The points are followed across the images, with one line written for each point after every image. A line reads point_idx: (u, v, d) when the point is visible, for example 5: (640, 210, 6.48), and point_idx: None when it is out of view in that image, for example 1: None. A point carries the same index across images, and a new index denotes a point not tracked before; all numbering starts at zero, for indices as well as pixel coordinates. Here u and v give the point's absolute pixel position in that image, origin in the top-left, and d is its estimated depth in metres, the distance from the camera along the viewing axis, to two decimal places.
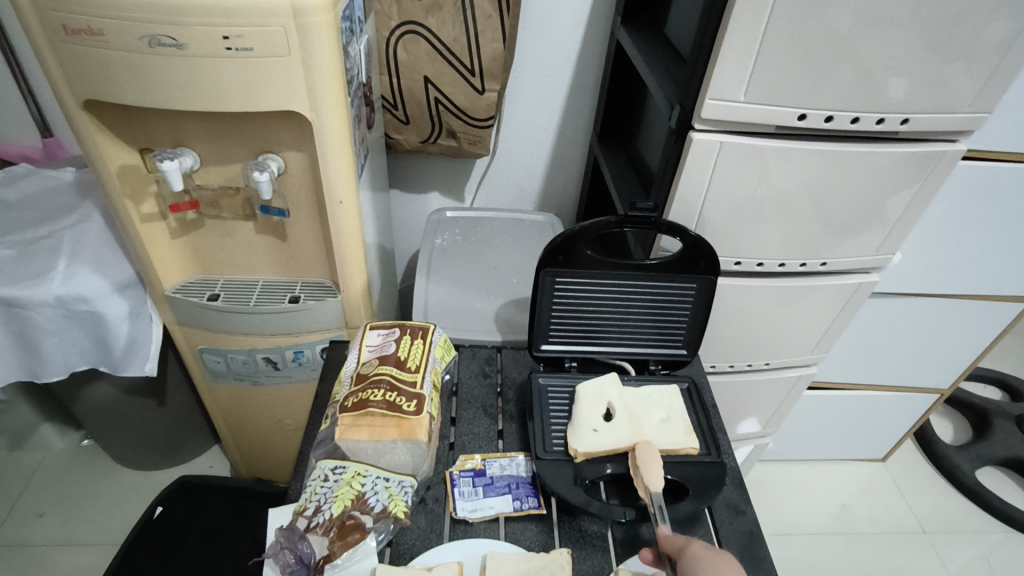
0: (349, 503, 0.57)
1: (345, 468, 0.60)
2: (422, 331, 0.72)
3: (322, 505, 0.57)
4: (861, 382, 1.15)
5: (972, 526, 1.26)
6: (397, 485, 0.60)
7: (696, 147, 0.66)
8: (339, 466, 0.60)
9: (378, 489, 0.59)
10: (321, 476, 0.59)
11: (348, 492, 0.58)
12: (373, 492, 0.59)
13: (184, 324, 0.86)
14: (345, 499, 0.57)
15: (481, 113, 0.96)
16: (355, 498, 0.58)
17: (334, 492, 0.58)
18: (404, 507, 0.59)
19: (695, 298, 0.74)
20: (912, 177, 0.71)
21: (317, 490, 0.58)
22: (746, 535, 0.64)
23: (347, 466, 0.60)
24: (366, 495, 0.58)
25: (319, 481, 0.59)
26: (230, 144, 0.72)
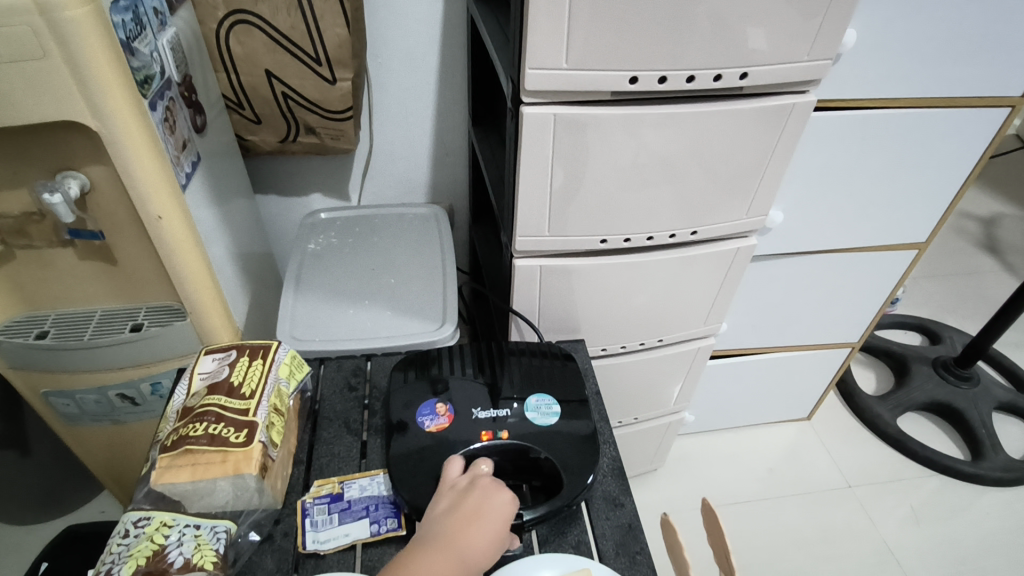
0: (143, 563, 0.51)
1: (150, 520, 0.54)
2: (263, 350, 0.66)
3: (112, 567, 0.50)
4: (769, 345, 1.13)
5: (895, 474, 1.27)
6: (209, 532, 0.54)
7: (530, 123, 0.61)
8: (143, 518, 0.54)
9: (183, 540, 0.53)
10: (122, 531, 0.53)
11: (144, 549, 0.52)
12: (176, 545, 0.52)
13: (18, 369, 0.77)
14: (138, 558, 0.51)
15: (337, 104, 0.89)
16: (152, 555, 0.51)
17: (129, 551, 0.51)
18: (213, 557, 0.53)
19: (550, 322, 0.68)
20: (765, 135, 0.68)
21: (113, 550, 0.52)
22: (624, 528, 0.62)
23: (153, 516, 0.54)
24: (167, 548, 0.52)
25: (114, 543, 0.52)
26: (18, 164, 0.63)
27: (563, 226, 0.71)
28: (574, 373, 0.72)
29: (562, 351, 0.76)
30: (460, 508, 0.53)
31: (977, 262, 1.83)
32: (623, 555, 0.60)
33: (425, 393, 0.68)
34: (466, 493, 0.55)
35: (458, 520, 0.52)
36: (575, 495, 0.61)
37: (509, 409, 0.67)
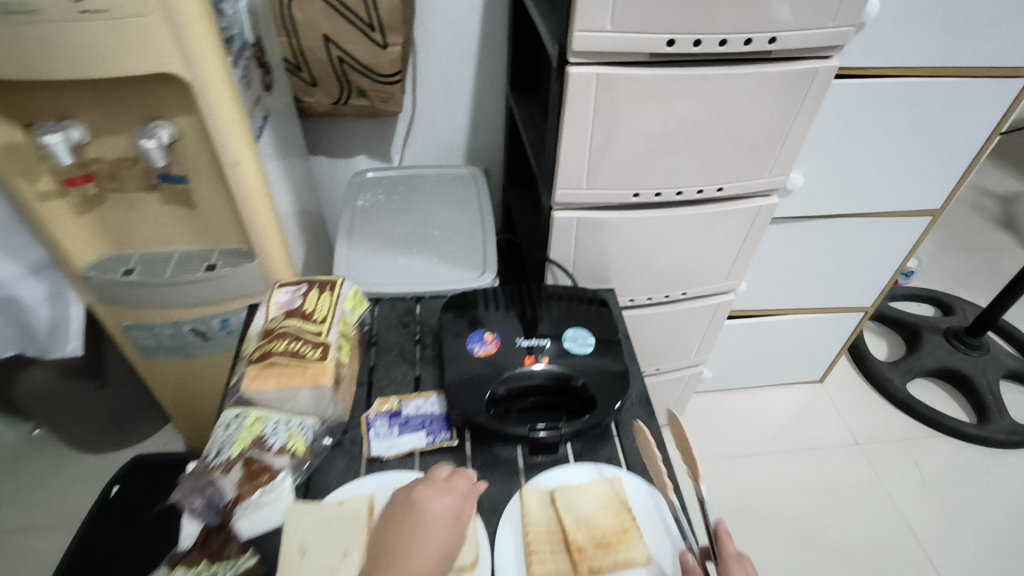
0: (247, 446, 0.60)
1: (246, 415, 0.63)
2: (331, 284, 0.74)
3: (222, 448, 0.60)
4: (786, 307, 1.20)
5: (903, 434, 1.34)
6: (298, 425, 0.63)
7: (573, 82, 0.68)
8: (241, 413, 0.63)
9: (277, 430, 0.62)
10: (224, 423, 0.62)
11: (247, 436, 0.61)
12: (272, 433, 0.61)
13: (105, 303, 0.86)
14: (243, 442, 0.60)
15: (387, 69, 0.96)
16: (254, 441, 0.61)
17: (234, 437, 0.61)
18: (304, 445, 0.62)
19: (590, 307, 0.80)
20: (789, 97, 0.73)
21: (219, 437, 0.61)
22: (650, 448, 0.69)
23: (249, 412, 0.63)
24: (265, 436, 0.61)
25: (222, 428, 0.62)
26: (117, 112, 0.71)
27: (599, 180, 0.78)
28: (607, 317, 0.79)
29: (597, 298, 0.83)
30: (404, 524, 0.49)
31: (996, 239, 1.85)
32: (649, 468, 0.68)
33: (473, 325, 0.76)
34: (404, 509, 0.51)
35: (396, 541, 0.48)
36: (604, 415, 0.68)
37: (548, 340, 0.75)
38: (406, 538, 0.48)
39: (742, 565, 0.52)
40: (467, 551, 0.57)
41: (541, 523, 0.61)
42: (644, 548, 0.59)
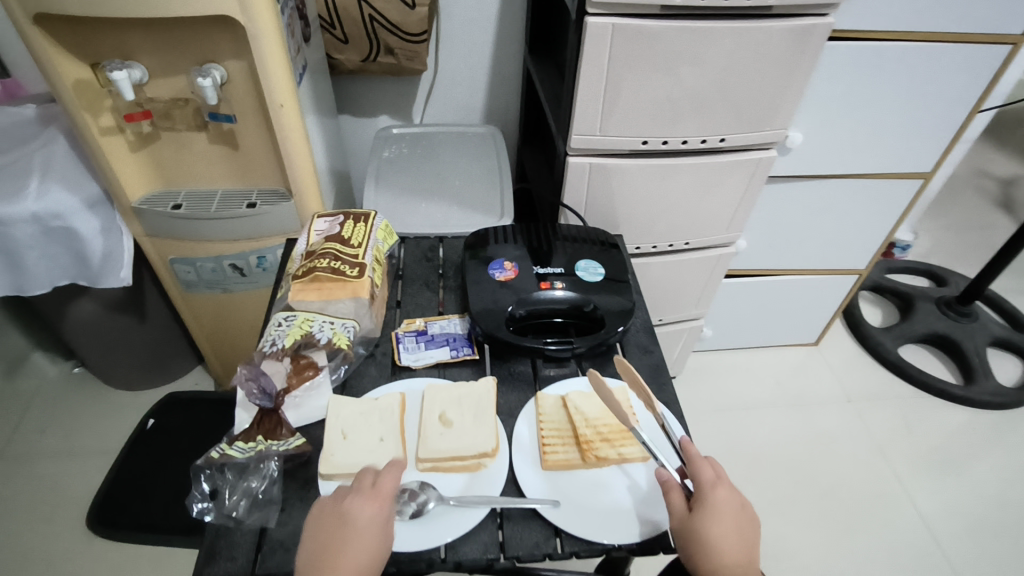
0: (300, 338, 0.68)
1: (295, 317, 0.70)
2: (365, 216, 0.81)
3: (276, 339, 0.68)
4: (784, 266, 1.27)
5: (892, 393, 1.41)
6: (341, 325, 0.71)
7: (591, 31, 0.74)
8: (289, 315, 0.70)
9: (324, 327, 0.69)
10: (275, 323, 0.70)
11: (298, 330, 0.69)
12: (320, 330, 0.69)
13: (153, 236, 0.94)
14: (295, 334, 0.68)
15: (414, 28, 1.02)
16: (304, 335, 0.69)
17: (287, 330, 0.69)
18: (347, 341, 0.70)
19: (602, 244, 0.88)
20: (788, 52, 0.80)
21: (272, 332, 0.69)
22: (652, 367, 0.77)
23: (297, 314, 0.70)
24: (314, 332, 0.69)
25: (274, 326, 0.70)
26: (175, 55, 0.78)
27: (610, 127, 0.85)
28: (616, 255, 0.86)
29: (610, 241, 0.89)
30: (334, 536, 0.53)
31: (992, 218, 1.91)
32: (651, 383, 0.75)
33: (495, 255, 0.83)
34: (332, 519, 0.54)
35: (326, 557, 0.52)
36: (609, 335, 0.75)
37: (562, 269, 0.81)
38: (336, 552, 0.52)
39: (711, 465, 0.60)
40: (488, 440, 0.65)
41: (554, 422, 0.68)
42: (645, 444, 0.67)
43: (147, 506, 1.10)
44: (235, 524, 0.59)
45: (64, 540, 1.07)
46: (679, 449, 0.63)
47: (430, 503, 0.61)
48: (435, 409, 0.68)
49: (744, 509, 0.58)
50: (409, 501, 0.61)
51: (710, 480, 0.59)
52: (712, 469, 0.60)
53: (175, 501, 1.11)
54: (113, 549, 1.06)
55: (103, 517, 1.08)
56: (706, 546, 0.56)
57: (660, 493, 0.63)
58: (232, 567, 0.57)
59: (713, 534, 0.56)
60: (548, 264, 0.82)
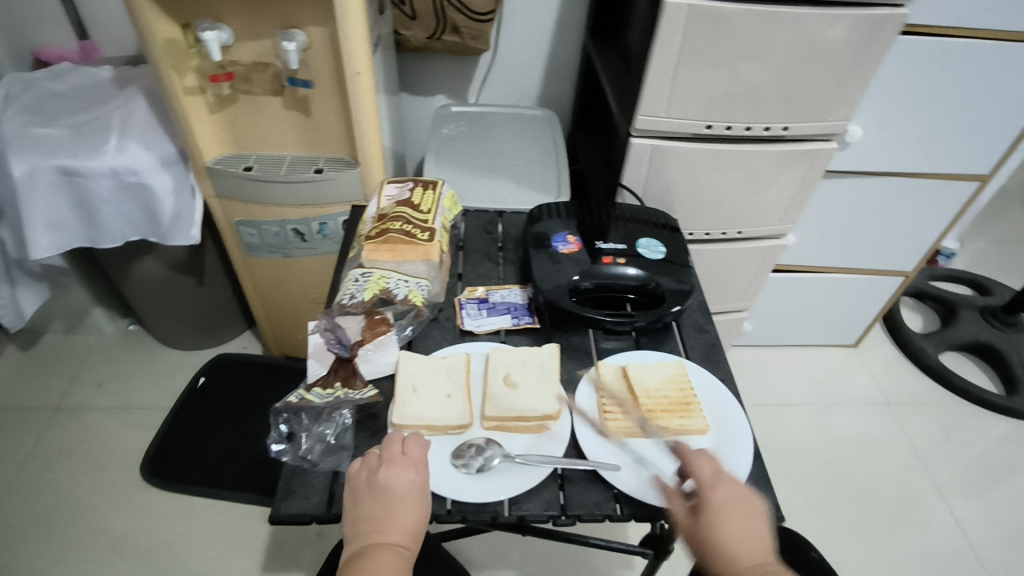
0: (377, 292, 0.70)
1: (372, 274, 0.72)
2: (433, 184, 0.83)
3: (356, 292, 0.70)
4: (831, 265, 1.26)
5: (932, 399, 1.40)
6: (416, 285, 0.72)
7: (668, 12, 0.76)
8: (366, 272, 0.72)
9: (400, 285, 0.71)
10: (353, 279, 0.72)
11: (375, 285, 0.71)
12: (396, 286, 0.71)
13: (222, 197, 0.98)
14: (374, 288, 0.70)
15: (481, 6, 1.04)
16: (382, 290, 0.70)
17: (365, 285, 0.71)
18: (421, 299, 0.72)
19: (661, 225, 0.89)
20: (861, 41, 0.80)
21: (350, 286, 0.71)
22: (708, 346, 0.78)
23: (373, 271, 0.72)
24: (390, 287, 0.71)
25: (351, 282, 0.72)
26: (262, 19, 0.81)
27: (676, 110, 0.86)
28: (676, 239, 0.86)
29: (670, 224, 0.90)
30: (373, 503, 0.56)
31: None
32: (708, 361, 0.76)
33: (561, 228, 0.85)
34: (368, 487, 0.57)
35: (369, 524, 0.55)
36: (665, 313, 0.75)
37: (624, 247, 0.83)
38: (378, 518, 0.55)
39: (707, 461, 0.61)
40: (552, 403, 0.66)
41: (614, 390, 0.69)
42: (703, 419, 0.67)
43: (197, 461, 1.14)
44: (309, 466, 0.61)
45: (117, 488, 1.11)
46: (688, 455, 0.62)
47: (494, 459, 0.62)
48: (500, 370, 0.69)
49: (750, 508, 0.57)
50: (475, 456, 0.62)
51: (710, 477, 0.59)
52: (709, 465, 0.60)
53: (223, 459, 1.15)
54: (163, 499, 1.10)
55: (155, 468, 1.13)
56: (712, 547, 0.55)
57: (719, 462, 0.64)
58: (308, 505, 0.59)
59: (718, 532, 0.55)
60: (609, 240, 0.84)
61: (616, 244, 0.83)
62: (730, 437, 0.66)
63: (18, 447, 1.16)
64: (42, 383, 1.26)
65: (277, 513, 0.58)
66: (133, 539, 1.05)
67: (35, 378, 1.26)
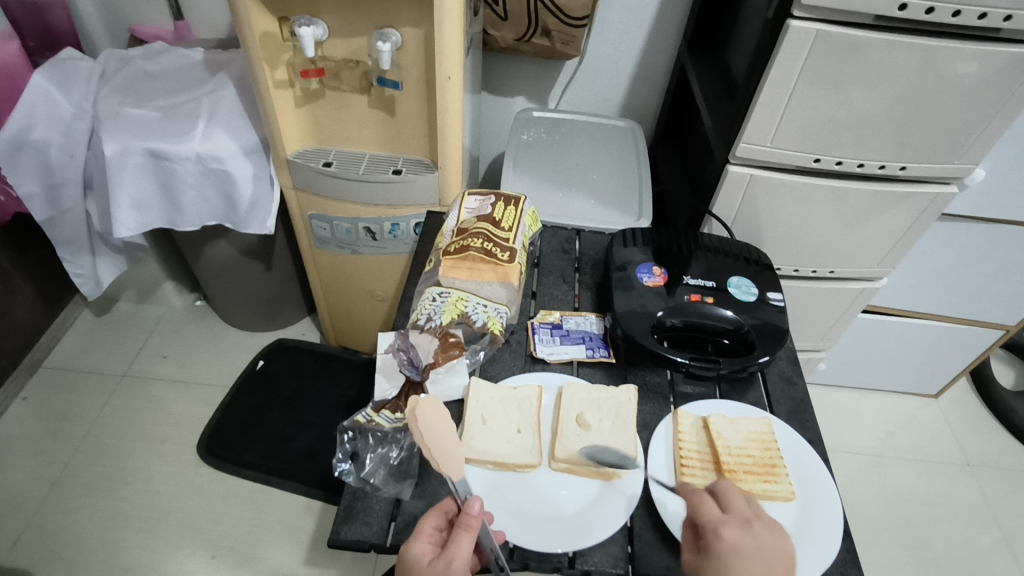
0: (455, 317, 0.68)
1: (449, 294, 0.70)
2: (515, 200, 0.79)
3: (433, 315, 0.68)
4: (924, 311, 1.17)
5: (1018, 464, 1.29)
6: (494, 310, 0.70)
7: (791, 36, 0.69)
8: (443, 292, 0.70)
9: (478, 310, 0.69)
10: (429, 298, 0.69)
11: (453, 308, 0.68)
12: (474, 311, 0.69)
13: (299, 190, 0.97)
14: (452, 313, 0.68)
15: (577, 11, 0.99)
16: (460, 314, 0.68)
17: (442, 307, 0.68)
18: (499, 327, 0.69)
19: (753, 259, 0.82)
20: (1007, 81, 0.71)
21: (427, 306, 0.69)
22: (796, 401, 0.72)
23: (451, 292, 0.70)
24: (468, 312, 0.68)
25: (428, 300, 0.69)
26: (358, 18, 0.79)
27: (782, 140, 0.80)
28: (770, 278, 0.80)
29: (763, 260, 0.83)
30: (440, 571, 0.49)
31: None
32: (794, 419, 0.70)
33: (646, 257, 0.80)
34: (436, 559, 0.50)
35: None
36: (752, 362, 0.70)
37: (712, 283, 0.78)
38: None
39: (722, 502, 0.52)
40: (626, 450, 0.62)
41: (694, 443, 0.65)
42: (790, 485, 0.62)
43: (248, 443, 1.16)
44: (371, 490, 0.60)
45: (172, 460, 1.13)
46: (694, 508, 0.52)
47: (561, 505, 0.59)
48: (573, 409, 0.65)
49: (768, 544, 0.48)
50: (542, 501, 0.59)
51: (712, 522, 0.50)
52: (722, 506, 0.52)
53: (273, 443, 1.16)
54: (214, 478, 1.12)
55: (210, 446, 1.15)
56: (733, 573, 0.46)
57: (806, 538, 0.58)
58: (368, 532, 0.57)
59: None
60: (696, 274, 0.78)
61: (703, 281, 0.78)
62: (820, 509, 0.60)
63: (85, 409, 1.20)
64: (111, 350, 1.30)
65: (336, 536, 0.57)
66: (183, 514, 1.07)
67: (105, 344, 1.31)
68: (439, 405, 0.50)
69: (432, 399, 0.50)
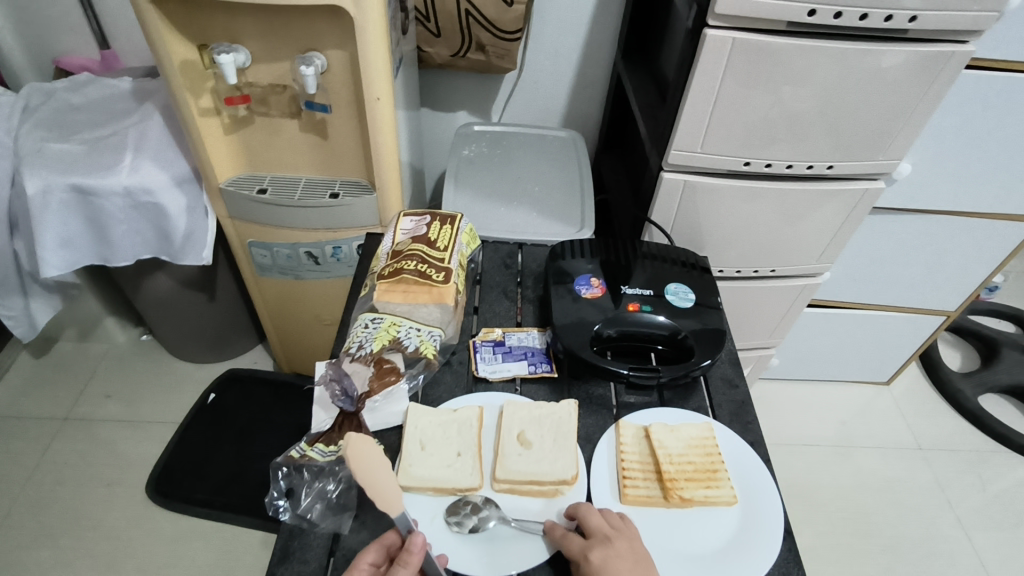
0: (386, 343, 0.67)
1: (382, 319, 0.69)
2: (452, 218, 0.78)
3: (364, 343, 0.67)
4: (867, 302, 1.20)
5: (968, 445, 1.33)
6: (428, 334, 0.69)
7: (709, 45, 0.70)
8: (376, 318, 0.69)
9: (411, 334, 0.68)
10: (362, 324, 0.69)
11: (385, 334, 0.68)
12: (407, 336, 0.68)
13: (235, 218, 0.95)
14: (383, 339, 0.67)
15: (509, 25, 1.00)
16: (392, 340, 0.68)
17: (374, 334, 0.68)
18: (433, 351, 0.68)
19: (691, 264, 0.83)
20: (919, 78, 0.74)
21: (359, 334, 0.68)
22: (737, 403, 0.72)
23: (384, 317, 0.69)
24: (401, 337, 0.68)
25: (361, 328, 0.69)
26: (280, 43, 0.78)
27: (711, 145, 0.81)
28: (708, 282, 0.80)
29: (700, 264, 0.84)
30: None
31: None
32: (736, 422, 0.70)
33: (585, 268, 0.81)
34: None
35: None
36: (694, 367, 0.70)
37: (651, 291, 0.78)
38: None
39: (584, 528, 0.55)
40: (569, 467, 0.61)
41: (636, 453, 0.65)
42: (731, 489, 0.62)
43: (200, 480, 1.12)
44: (309, 526, 0.58)
45: (120, 504, 1.09)
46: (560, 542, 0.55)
47: (490, 521, 0.58)
48: (514, 428, 0.65)
49: (630, 555, 0.52)
50: (469, 515, 0.58)
51: (580, 549, 0.53)
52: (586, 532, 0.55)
53: (227, 477, 1.13)
54: (165, 519, 1.08)
55: (160, 486, 1.11)
56: None
57: (749, 541, 0.59)
58: (305, 570, 0.55)
59: None
60: (635, 283, 0.79)
61: (641, 289, 0.78)
62: (762, 511, 0.61)
63: (24, 458, 1.15)
64: (51, 392, 1.25)
65: None
66: (132, 560, 1.03)
67: (45, 387, 1.26)
68: (370, 439, 0.46)
69: (363, 434, 0.46)
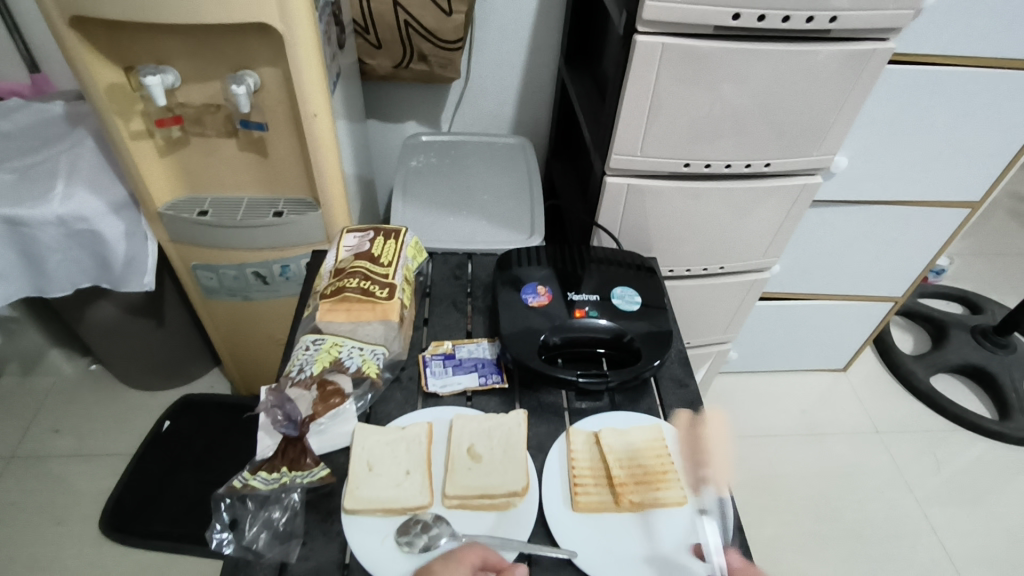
0: (328, 365, 0.67)
1: (324, 340, 0.68)
2: (396, 232, 0.78)
3: (305, 365, 0.66)
4: (818, 292, 1.22)
5: (922, 425, 1.37)
6: (371, 352, 0.69)
7: (640, 50, 0.71)
8: (318, 338, 0.68)
9: (353, 354, 0.68)
10: (303, 346, 0.68)
11: (327, 355, 0.67)
12: (349, 356, 0.68)
13: (177, 241, 0.93)
14: (324, 361, 0.66)
15: (450, 35, 0.99)
16: (333, 361, 0.67)
17: (315, 356, 0.67)
18: (377, 369, 0.68)
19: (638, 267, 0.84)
20: (845, 76, 0.75)
21: (300, 356, 0.67)
22: (688, 402, 0.73)
23: (326, 338, 0.69)
24: (343, 358, 0.67)
25: (302, 350, 0.68)
26: (210, 62, 0.76)
27: (651, 148, 0.82)
28: (654, 284, 0.81)
29: (646, 265, 0.85)
30: None
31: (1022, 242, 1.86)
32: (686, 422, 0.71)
33: (533, 276, 0.81)
34: None
35: None
36: (642, 369, 0.71)
37: (598, 296, 0.78)
38: None
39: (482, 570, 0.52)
40: (519, 478, 0.61)
41: (586, 459, 0.65)
42: (682, 489, 0.63)
43: (157, 510, 1.09)
44: (254, 557, 0.57)
45: (72, 542, 1.06)
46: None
47: (442, 538, 0.57)
48: (463, 442, 0.65)
49: None
50: (421, 533, 0.57)
51: None
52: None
53: (185, 506, 1.10)
54: (121, 554, 1.05)
55: (114, 520, 1.07)
56: None
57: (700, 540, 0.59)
58: None
59: None
60: (583, 288, 0.79)
61: (589, 295, 0.79)
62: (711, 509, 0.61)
63: None
64: None
65: None
66: None
67: None
68: None
69: None
